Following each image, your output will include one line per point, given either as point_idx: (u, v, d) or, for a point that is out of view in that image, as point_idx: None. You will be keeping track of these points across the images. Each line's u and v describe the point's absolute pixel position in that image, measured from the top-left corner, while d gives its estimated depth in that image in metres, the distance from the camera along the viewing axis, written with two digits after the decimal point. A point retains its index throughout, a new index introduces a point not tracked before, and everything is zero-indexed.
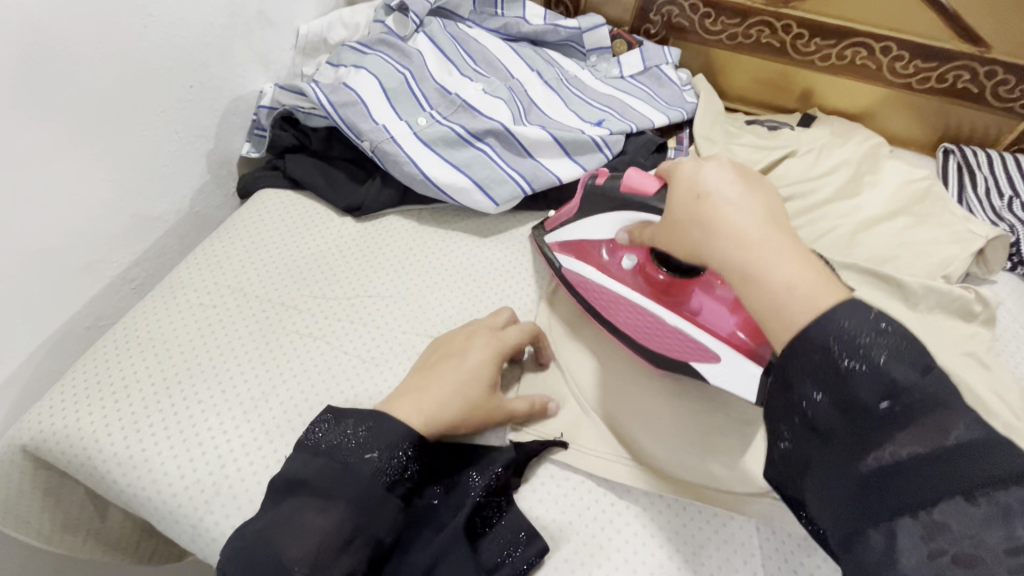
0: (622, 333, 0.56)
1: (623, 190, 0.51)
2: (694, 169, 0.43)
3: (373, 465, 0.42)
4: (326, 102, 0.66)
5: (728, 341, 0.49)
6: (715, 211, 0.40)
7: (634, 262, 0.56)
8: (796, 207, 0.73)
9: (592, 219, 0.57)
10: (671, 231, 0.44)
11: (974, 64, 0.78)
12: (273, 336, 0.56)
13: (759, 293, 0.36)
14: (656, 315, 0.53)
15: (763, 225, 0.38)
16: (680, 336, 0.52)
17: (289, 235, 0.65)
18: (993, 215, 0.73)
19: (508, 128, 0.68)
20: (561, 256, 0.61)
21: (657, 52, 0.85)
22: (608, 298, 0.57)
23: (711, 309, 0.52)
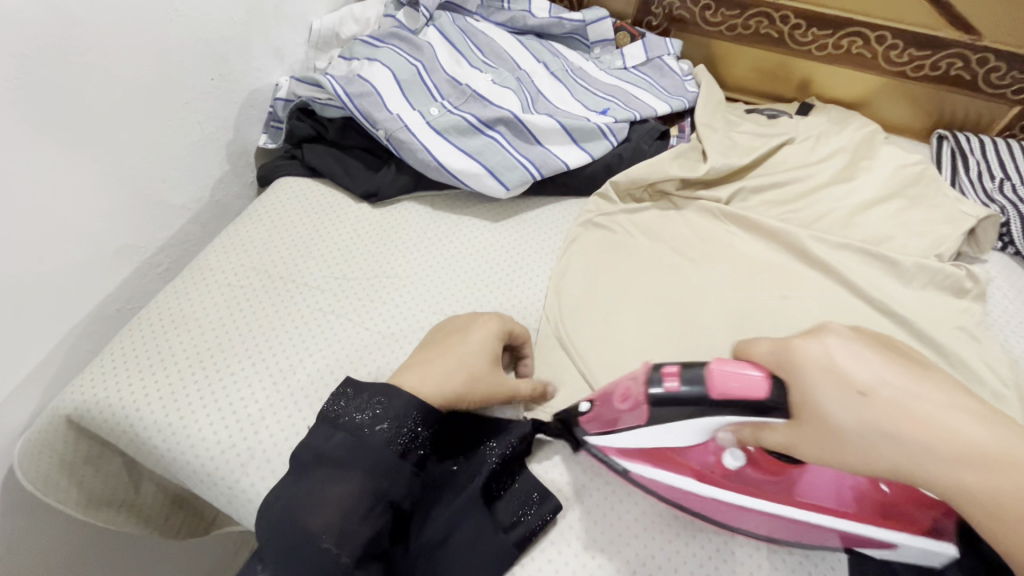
0: (750, 531, 0.47)
1: (717, 397, 0.41)
2: (824, 349, 0.39)
3: (384, 436, 0.45)
4: (342, 93, 0.69)
5: (888, 522, 0.44)
6: (905, 418, 0.36)
7: (738, 459, 0.46)
8: (794, 191, 0.76)
9: (666, 424, 0.44)
10: (820, 435, 0.38)
11: (967, 52, 0.81)
12: (299, 315, 0.58)
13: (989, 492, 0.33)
14: (796, 517, 0.45)
15: (978, 422, 0.35)
16: (831, 530, 0.45)
17: (308, 221, 0.67)
18: (985, 196, 0.75)
19: (517, 117, 0.71)
20: (624, 462, 0.49)
21: (659, 43, 0.88)
22: (719, 505, 0.47)
23: (822, 477, 0.46)
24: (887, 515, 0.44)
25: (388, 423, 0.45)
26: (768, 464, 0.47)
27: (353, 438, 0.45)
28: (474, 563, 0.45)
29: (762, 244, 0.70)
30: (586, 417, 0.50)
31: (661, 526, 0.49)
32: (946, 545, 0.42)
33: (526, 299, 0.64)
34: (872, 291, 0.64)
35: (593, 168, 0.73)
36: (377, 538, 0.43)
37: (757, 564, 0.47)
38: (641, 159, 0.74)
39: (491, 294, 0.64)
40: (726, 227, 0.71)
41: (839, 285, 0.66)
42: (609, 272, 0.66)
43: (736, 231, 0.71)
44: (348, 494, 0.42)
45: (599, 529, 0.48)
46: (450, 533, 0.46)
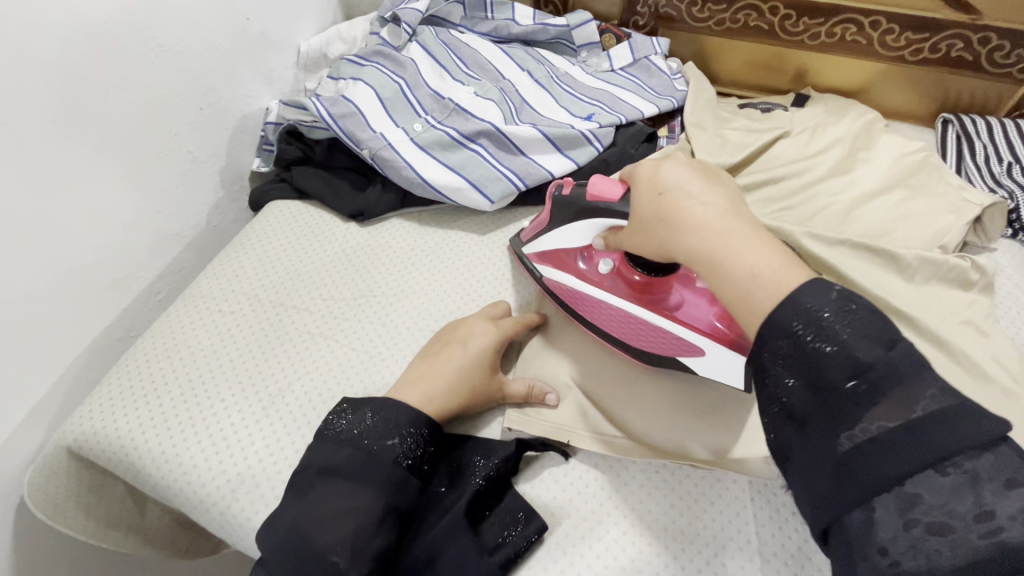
0: (608, 334, 0.57)
1: (589, 198, 0.54)
2: (654, 171, 0.45)
3: (394, 451, 0.46)
4: (326, 114, 0.69)
5: (713, 336, 0.52)
6: (680, 215, 0.41)
7: (612, 267, 0.59)
8: (789, 186, 0.74)
9: (563, 227, 0.59)
10: (642, 232, 0.46)
11: (967, 31, 0.78)
12: (287, 338, 0.59)
13: (731, 283, 0.37)
14: (643, 317, 0.55)
15: (725, 217, 0.40)
16: (666, 332, 0.54)
17: (297, 241, 0.69)
18: (992, 181, 0.72)
19: (497, 128, 0.70)
20: (539, 265, 0.62)
21: (646, 42, 0.87)
22: (591, 302, 0.58)
23: (689, 304, 0.56)
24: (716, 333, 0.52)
25: (396, 438, 0.47)
26: (635, 282, 0.57)
27: (355, 450, 0.46)
28: None
29: None
30: (527, 232, 0.65)
31: (654, 538, 0.48)
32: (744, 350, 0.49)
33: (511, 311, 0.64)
34: (871, 288, 0.62)
35: (579, 175, 0.72)
36: (379, 546, 0.44)
37: None
38: (627, 163, 0.73)
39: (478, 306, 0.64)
40: None
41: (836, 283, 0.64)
42: None
43: None
44: (351, 503, 0.44)
45: (588, 544, 0.48)
46: (437, 555, 0.46)
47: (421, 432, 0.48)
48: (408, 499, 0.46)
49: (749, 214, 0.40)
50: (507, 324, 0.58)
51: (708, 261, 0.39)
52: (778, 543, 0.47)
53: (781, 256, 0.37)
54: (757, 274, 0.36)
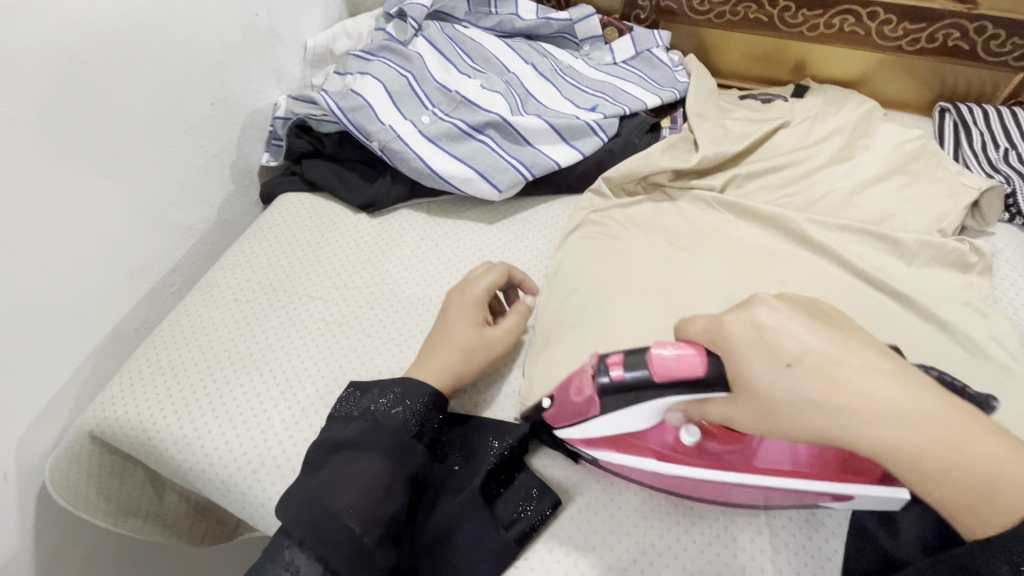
0: (718, 501, 0.48)
1: (658, 379, 0.41)
2: (755, 323, 0.38)
3: (397, 420, 0.48)
4: (336, 107, 0.71)
5: (850, 476, 0.43)
6: (836, 385, 0.34)
7: (691, 435, 0.47)
8: (790, 175, 0.75)
9: (623, 410, 0.44)
10: (761, 411, 0.37)
11: (963, 21, 0.79)
12: (302, 326, 0.60)
13: (958, 478, 0.32)
14: (766, 483, 0.45)
15: (905, 391, 0.34)
16: (789, 491, 0.45)
17: (309, 232, 0.70)
18: (989, 167, 0.74)
19: (504, 119, 0.72)
20: (594, 452, 0.50)
21: (647, 35, 0.88)
22: (687, 481, 0.47)
23: (778, 442, 0.46)
24: (844, 469, 0.44)
25: (401, 410, 0.49)
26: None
27: (367, 421, 0.48)
28: (474, 558, 0.46)
29: (758, 230, 0.70)
30: (552, 416, 0.50)
31: (664, 513, 0.49)
32: (898, 490, 0.42)
33: None
34: (872, 272, 0.64)
35: (584, 165, 0.74)
36: (394, 515, 0.45)
37: (761, 548, 0.47)
38: (631, 153, 0.75)
39: None
40: (721, 215, 0.71)
41: (838, 266, 0.65)
42: (604, 267, 0.66)
43: (731, 219, 0.71)
44: (365, 471, 0.45)
45: (600, 520, 0.49)
46: (454, 532, 0.47)
47: (424, 403, 0.49)
48: (420, 469, 0.48)
49: (911, 369, 0.36)
50: (490, 274, 0.58)
51: (893, 453, 0.33)
52: (787, 517, 0.49)
53: (965, 420, 0.33)
54: (987, 462, 0.32)
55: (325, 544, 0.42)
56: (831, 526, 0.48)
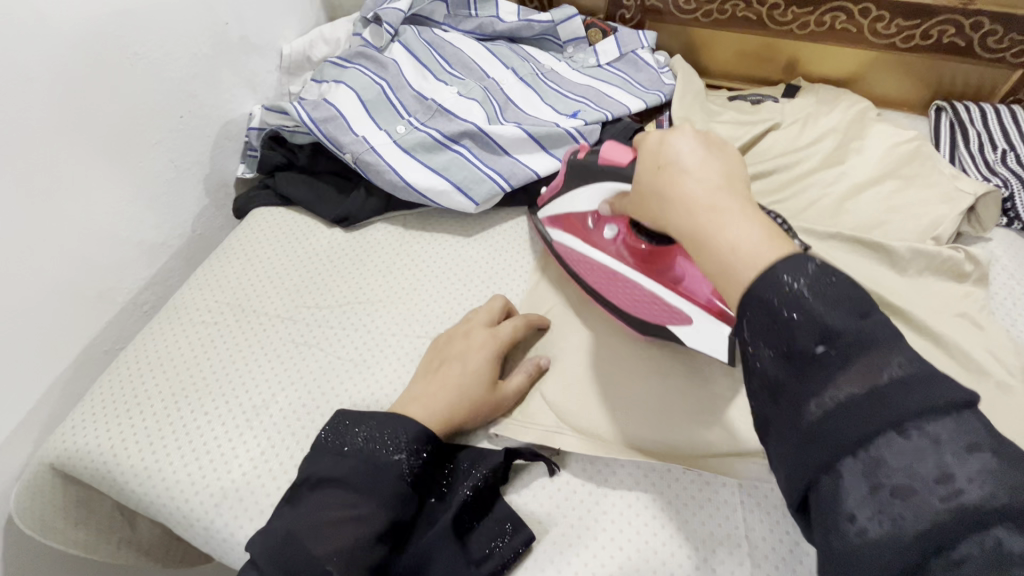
0: (610, 299, 0.58)
1: (600, 164, 0.53)
2: (657, 141, 0.41)
3: (399, 466, 0.46)
4: (307, 118, 0.69)
5: (706, 310, 0.50)
6: (675, 176, 0.38)
7: (616, 231, 0.58)
8: (779, 180, 0.73)
9: (576, 191, 0.58)
10: (641, 203, 0.42)
11: (959, 16, 0.76)
12: (270, 349, 0.59)
13: (714, 253, 0.35)
14: (640, 284, 0.55)
15: (719, 190, 0.36)
16: (659, 303, 0.54)
17: (282, 249, 0.68)
18: (987, 170, 0.71)
19: (481, 129, 0.69)
20: (552, 230, 0.64)
21: (632, 37, 0.85)
22: (598, 269, 0.59)
23: (691, 276, 0.53)
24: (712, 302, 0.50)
25: (404, 455, 0.46)
26: (641, 250, 0.56)
27: (363, 460, 0.46)
28: None
29: None
30: (545, 197, 0.66)
31: (642, 543, 0.47)
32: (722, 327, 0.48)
33: None
34: (864, 283, 0.61)
35: None
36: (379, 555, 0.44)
37: None
38: None
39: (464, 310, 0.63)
40: None
41: None
42: None
43: None
44: (349, 516, 0.43)
45: (575, 550, 0.47)
46: (426, 566, 0.46)
47: (426, 449, 0.47)
48: (408, 511, 0.46)
49: (747, 190, 0.37)
50: (504, 327, 0.57)
51: (698, 236, 0.36)
52: (769, 546, 0.47)
53: (763, 226, 0.34)
54: (740, 244, 0.34)
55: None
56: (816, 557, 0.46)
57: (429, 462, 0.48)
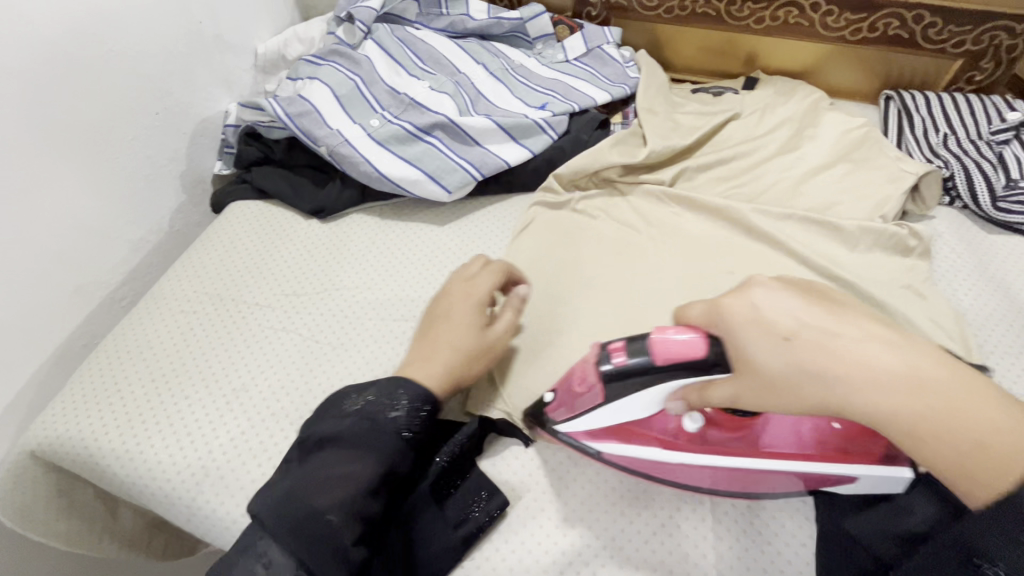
0: (717, 489, 0.49)
1: (660, 360, 0.43)
2: (752, 306, 0.40)
3: (396, 422, 0.47)
4: (283, 113, 0.71)
5: (849, 459, 0.46)
6: (822, 356, 0.37)
7: (696, 421, 0.48)
8: (738, 166, 0.77)
9: (623, 400, 0.46)
10: (776, 390, 0.38)
11: (901, 10, 0.80)
12: (250, 335, 0.60)
13: (948, 442, 0.34)
14: (766, 467, 0.47)
15: (903, 355, 0.36)
16: (794, 474, 0.46)
17: (259, 241, 0.69)
18: (930, 152, 0.76)
19: (451, 120, 0.72)
20: (594, 444, 0.50)
21: (598, 32, 0.89)
22: (685, 469, 0.48)
23: (781, 425, 0.49)
24: (848, 448, 0.46)
25: (404, 413, 0.48)
26: (729, 418, 0.49)
27: (363, 418, 0.47)
28: (425, 559, 0.47)
29: (708, 222, 0.71)
30: (552, 408, 0.50)
31: (610, 505, 0.50)
32: (901, 468, 0.44)
33: None
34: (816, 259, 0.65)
35: (535, 163, 0.74)
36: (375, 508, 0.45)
37: (704, 535, 0.48)
38: (581, 150, 0.75)
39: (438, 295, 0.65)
40: (671, 208, 0.72)
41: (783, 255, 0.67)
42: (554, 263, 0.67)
43: (681, 212, 0.72)
44: (344, 473, 0.45)
45: (547, 515, 0.50)
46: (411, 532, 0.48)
47: (425, 409, 0.48)
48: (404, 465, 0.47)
49: (920, 337, 0.37)
50: (479, 278, 0.57)
51: (923, 418, 0.34)
52: (731, 503, 0.49)
53: (963, 379, 0.35)
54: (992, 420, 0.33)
55: (301, 542, 0.43)
56: (772, 511, 0.49)
57: (432, 423, 0.49)
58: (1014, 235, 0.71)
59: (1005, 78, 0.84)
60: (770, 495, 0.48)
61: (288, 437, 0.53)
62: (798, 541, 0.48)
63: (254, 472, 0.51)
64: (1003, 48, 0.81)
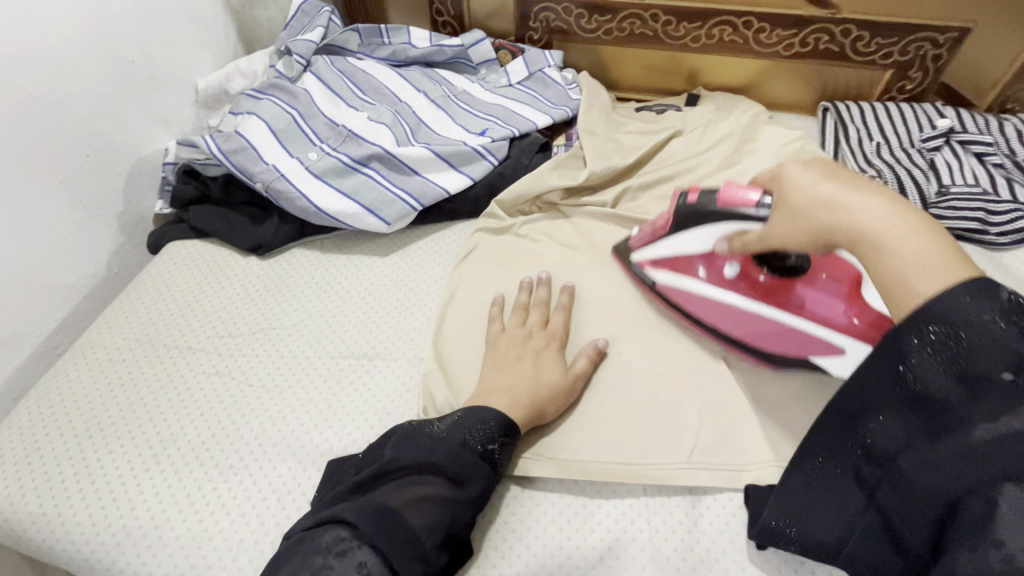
0: (728, 334, 0.59)
1: (719, 204, 0.53)
2: (796, 170, 0.43)
3: (490, 454, 0.47)
4: (217, 150, 0.70)
5: (854, 335, 0.54)
6: (833, 204, 0.39)
7: (736, 270, 0.60)
8: (680, 184, 0.77)
9: (686, 233, 0.58)
10: (796, 221, 0.42)
11: (829, 25, 0.82)
12: (180, 382, 0.58)
13: (892, 268, 0.35)
14: (775, 318, 0.57)
15: (894, 212, 0.37)
16: (802, 333, 0.56)
17: (195, 281, 0.68)
18: (864, 163, 0.77)
19: (388, 151, 0.71)
20: (655, 273, 0.63)
21: (539, 56, 0.89)
22: (717, 310, 0.60)
23: (815, 301, 0.57)
24: (854, 331, 0.54)
25: (489, 444, 0.48)
26: (762, 285, 0.59)
27: (456, 445, 0.47)
28: None
29: None
30: (636, 240, 0.65)
31: (549, 540, 0.49)
32: None
33: (413, 326, 0.63)
34: None
35: (476, 190, 0.74)
36: (456, 530, 0.44)
37: (643, 567, 0.47)
38: (522, 174, 0.75)
39: (378, 328, 0.63)
40: (614, 229, 0.73)
41: None
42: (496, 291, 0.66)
43: (624, 232, 0.72)
44: (426, 490, 0.44)
45: (486, 556, 0.48)
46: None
47: (509, 442, 0.49)
48: (481, 484, 0.47)
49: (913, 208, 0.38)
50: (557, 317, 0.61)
51: (876, 247, 0.36)
52: (670, 531, 0.49)
53: (936, 248, 0.35)
54: (920, 264, 0.34)
55: (388, 555, 0.41)
56: (713, 537, 0.48)
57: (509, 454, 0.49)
58: (947, 240, 0.72)
59: (935, 86, 0.86)
60: (776, 358, 0.57)
61: (215, 488, 0.51)
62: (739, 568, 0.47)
63: (178, 529, 0.49)
64: (929, 58, 0.83)
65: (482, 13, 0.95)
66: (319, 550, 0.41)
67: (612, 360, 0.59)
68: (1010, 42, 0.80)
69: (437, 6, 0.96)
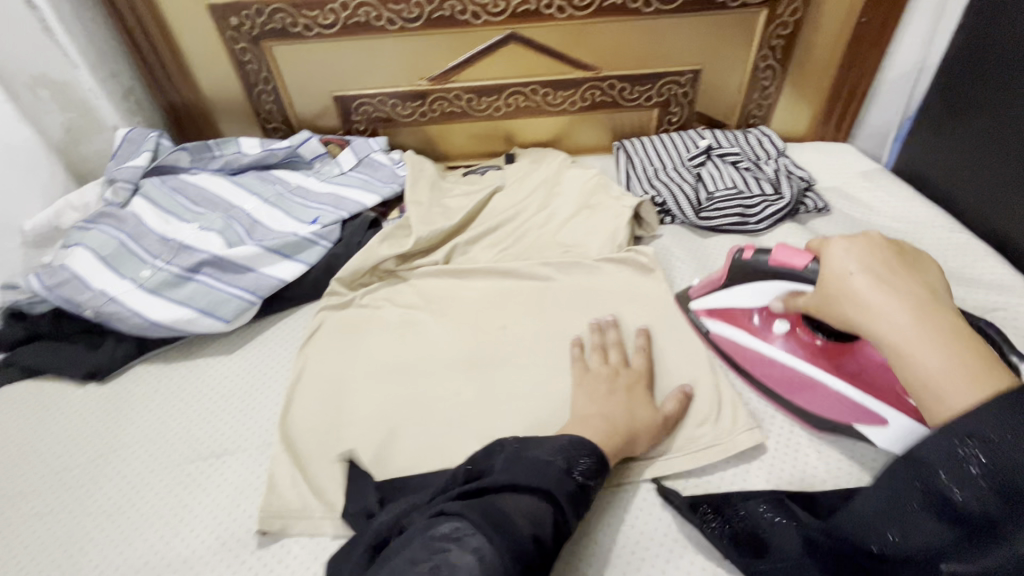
0: (773, 390, 0.65)
1: (771, 263, 0.61)
2: (842, 256, 0.51)
3: (586, 487, 0.49)
4: (39, 287, 0.70)
5: (891, 406, 0.57)
6: (862, 301, 0.46)
7: (785, 326, 0.66)
8: (503, 231, 0.87)
9: (741, 287, 0.66)
10: (831, 305, 0.51)
11: (598, 83, 0.99)
12: (9, 531, 0.56)
13: (906, 373, 0.42)
14: (819, 377, 0.63)
15: (922, 316, 0.43)
16: (845, 398, 0.60)
17: (25, 424, 0.66)
18: (647, 185, 0.92)
19: (218, 256, 0.75)
20: (707, 322, 0.70)
21: (364, 144, 0.99)
22: (770, 360, 0.66)
23: (867, 356, 0.62)
24: (886, 395, 0.58)
25: (582, 478, 0.49)
26: (811, 344, 0.64)
27: (564, 472, 0.48)
28: None
29: (481, 286, 0.79)
30: (696, 289, 0.72)
31: None
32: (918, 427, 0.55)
33: (261, 416, 0.65)
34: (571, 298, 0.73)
35: (314, 273, 0.79)
36: (547, 557, 0.44)
37: None
38: (355, 251, 0.82)
39: (225, 426, 0.64)
40: (446, 282, 0.80)
41: (545, 297, 0.77)
42: (340, 362, 0.70)
43: (455, 282, 0.80)
44: (534, 504, 0.45)
45: None
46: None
47: (596, 480, 0.51)
48: (577, 516, 0.48)
49: (944, 309, 0.43)
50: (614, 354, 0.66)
51: (895, 346, 0.43)
52: None
53: (964, 364, 0.39)
54: (926, 370, 0.40)
55: (499, 549, 0.40)
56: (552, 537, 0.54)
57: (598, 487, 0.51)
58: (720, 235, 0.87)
59: (693, 115, 1.05)
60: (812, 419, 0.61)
61: None
62: (579, 563, 0.52)
63: None
64: (680, 96, 1.02)
65: (308, 113, 1.04)
66: (435, 536, 0.41)
67: (453, 400, 0.65)
68: (734, 74, 0.99)
69: (264, 115, 1.04)
